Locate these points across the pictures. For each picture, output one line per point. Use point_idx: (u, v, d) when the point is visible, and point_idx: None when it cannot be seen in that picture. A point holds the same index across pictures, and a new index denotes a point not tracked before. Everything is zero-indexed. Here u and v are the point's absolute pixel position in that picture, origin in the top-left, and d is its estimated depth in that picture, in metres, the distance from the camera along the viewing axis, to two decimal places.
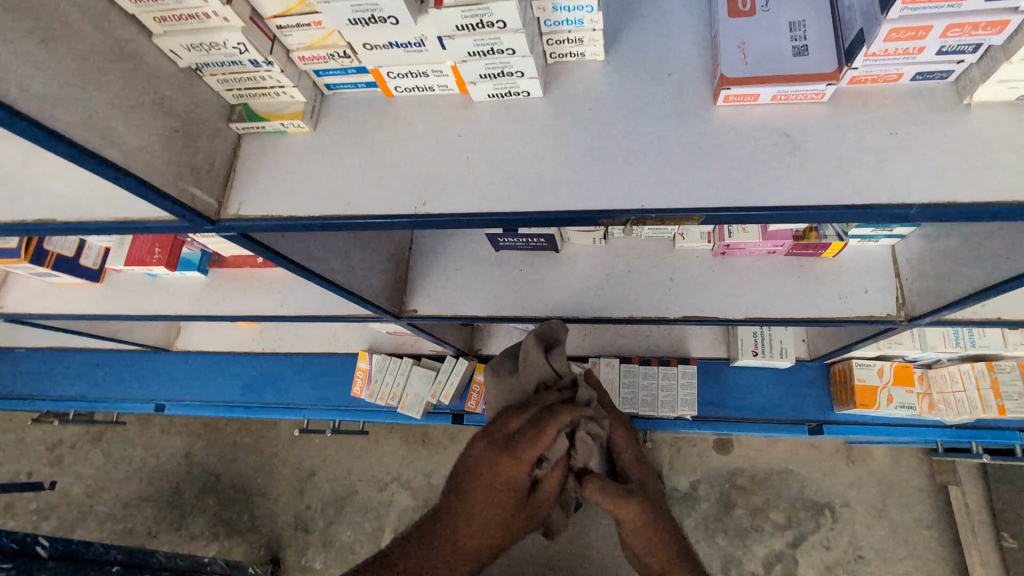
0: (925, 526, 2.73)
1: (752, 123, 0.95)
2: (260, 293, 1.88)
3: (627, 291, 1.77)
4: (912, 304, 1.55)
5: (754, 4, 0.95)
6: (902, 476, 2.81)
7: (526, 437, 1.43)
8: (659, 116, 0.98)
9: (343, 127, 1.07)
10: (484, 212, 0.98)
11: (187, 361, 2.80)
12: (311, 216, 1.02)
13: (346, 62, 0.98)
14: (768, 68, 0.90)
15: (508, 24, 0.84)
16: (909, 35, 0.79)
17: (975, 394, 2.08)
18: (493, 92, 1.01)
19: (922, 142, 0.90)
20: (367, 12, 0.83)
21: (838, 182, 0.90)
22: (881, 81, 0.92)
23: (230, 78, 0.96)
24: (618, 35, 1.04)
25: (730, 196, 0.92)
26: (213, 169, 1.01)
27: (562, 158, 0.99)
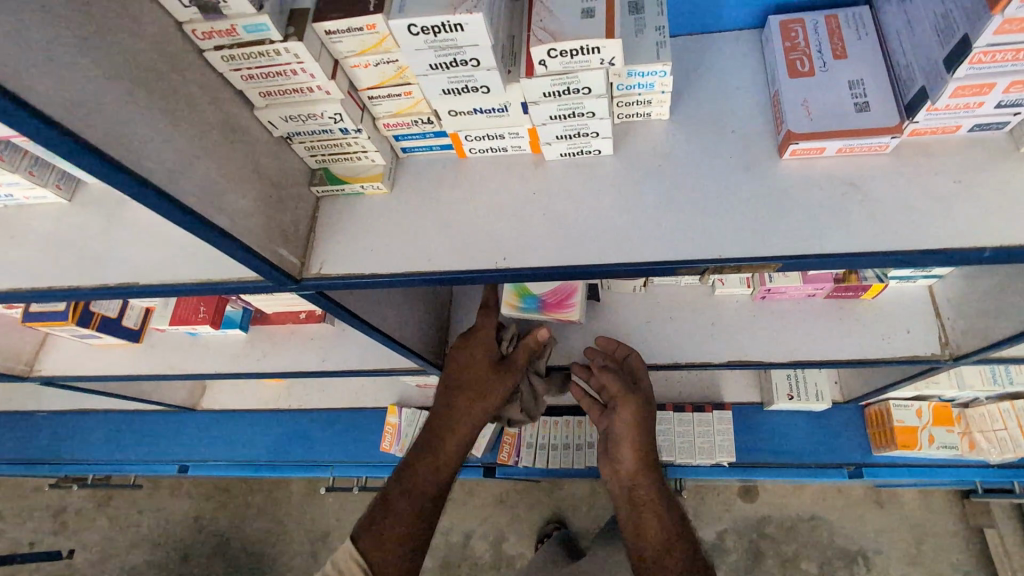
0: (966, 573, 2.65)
1: (818, 174, 0.99)
2: (301, 350, 1.90)
3: (669, 337, 1.79)
4: (956, 343, 1.56)
5: (812, 65, 1.01)
6: (939, 521, 2.74)
7: (488, 329, 1.58)
8: (727, 169, 1.02)
9: (417, 187, 1.11)
10: (563, 264, 1.00)
11: (211, 420, 2.77)
12: (392, 273, 1.04)
13: (427, 127, 1.03)
14: (833, 124, 0.95)
15: (593, 90, 0.89)
16: (973, 91, 0.85)
17: (1016, 432, 2.07)
18: (565, 151, 1.06)
19: (982, 189, 0.94)
20: (461, 82, 0.88)
21: (909, 228, 0.93)
22: (940, 133, 0.97)
23: (317, 145, 1.01)
24: (680, 95, 1.10)
25: (804, 244, 0.95)
26: (297, 230, 1.05)
27: (636, 211, 1.02)
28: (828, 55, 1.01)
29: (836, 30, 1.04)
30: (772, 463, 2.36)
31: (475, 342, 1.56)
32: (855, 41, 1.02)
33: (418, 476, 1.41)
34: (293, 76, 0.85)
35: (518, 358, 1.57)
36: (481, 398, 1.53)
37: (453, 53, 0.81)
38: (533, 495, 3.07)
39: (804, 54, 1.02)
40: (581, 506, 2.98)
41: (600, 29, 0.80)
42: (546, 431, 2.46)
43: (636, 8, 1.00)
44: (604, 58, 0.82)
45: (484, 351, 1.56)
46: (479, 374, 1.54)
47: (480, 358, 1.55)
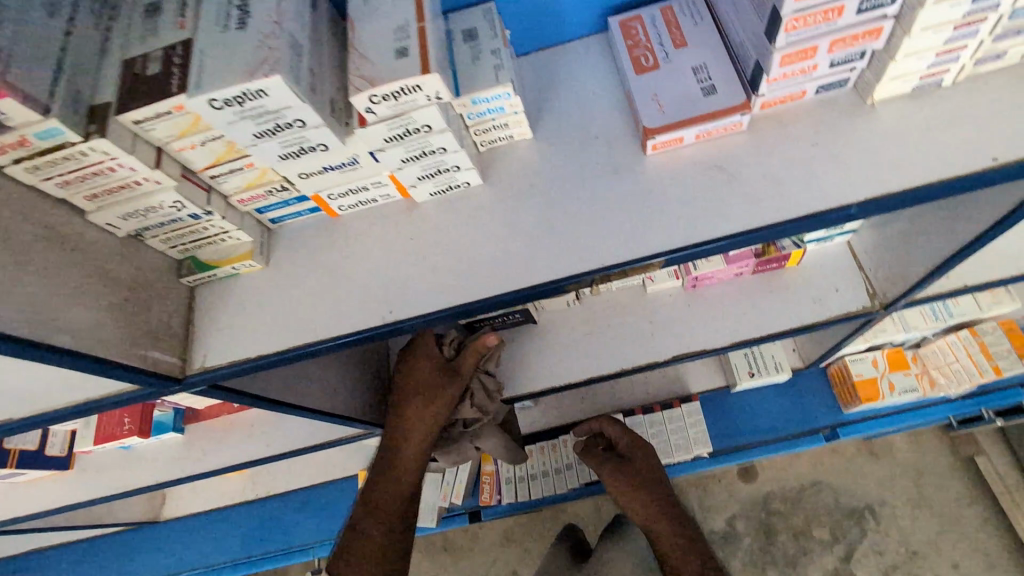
0: (968, 505, 2.57)
1: (684, 163, 0.99)
2: (242, 438, 1.80)
3: (612, 344, 1.75)
4: (883, 291, 1.57)
5: (656, 58, 1.01)
6: (935, 462, 2.67)
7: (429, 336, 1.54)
8: (597, 176, 1.01)
9: (294, 256, 1.07)
10: (453, 305, 0.97)
11: (174, 530, 2.59)
12: (283, 351, 1.00)
13: (286, 195, 0.99)
14: (685, 112, 0.95)
15: (433, 126, 0.86)
16: (800, 57, 0.86)
17: (969, 361, 2.10)
18: (434, 190, 1.03)
19: (838, 147, 0.95)
20: (295, 145, 0.84)
21: (780, 199, 0.93)
22: (789, 100, 0.98)
23: (172, 235, 0.96)
24: (540, 110, 1.08)
25: (683, 236, 0.93)
26: (170, 328, 0.98)
27: (516, 236, 1.00)
28: (669, 46, 1.02)
29: (673, 20, 1.04)
30: (749, 444, 2.32)
31: (419, 354, 1.49)
32: (692, 28, 1.02)
33: (383, 492, 1.47)
34: (113, 173, 0.80)
35: (464, 359, 1.47)
36: (434, 403, 1.46)
37: (272, 118, 0.77)
38: (536, 523, 2.95)
39: (647, 49, 1.02)
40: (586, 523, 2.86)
41: (416, 66, 0.78)
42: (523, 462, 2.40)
43: (470, 36, 0.98)
44: (429, 93, 0.80)
45: (427, 360, 1.50)
46: (426, 381, 1.48)
47: (424, 366, 1.49)
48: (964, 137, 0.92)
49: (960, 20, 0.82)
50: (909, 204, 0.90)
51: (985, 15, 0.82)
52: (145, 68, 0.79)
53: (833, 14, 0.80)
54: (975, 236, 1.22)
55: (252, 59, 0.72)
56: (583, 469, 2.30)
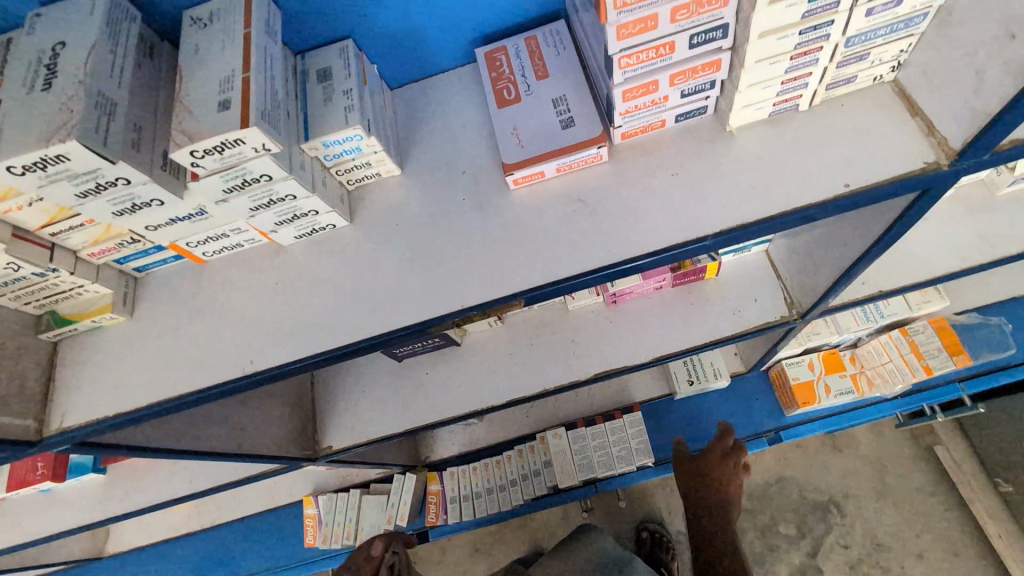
0: (929, 494, 2.56)
1: (547, 197, 0.98)
2: (165, 477, 1.79)
3: (535, 364, 1.76)
4: (799, 300, 1.55)
5: (518, 91, 1.00)
6: (896, 452, 2.66)
7: None
8: (463, 213, 0.99)
9: (163, 305, 1.04)
10: (315, 352, 0.95)
11: (123, 564, 2.61)
12: (147, 406, 0.97)
13: (140, 245, 0.96)
14: (543, 146, 0.94)
15: (273, 175, 0.84)
16: (643, 91, 0.84)
17: (901, 361, 2.08)
18: (299, 233, 1.01)
19: (698, 175, 0.94)
20: (127, 202, 0.81)
21: (637, 232, 0.92)
22: (650, 130, 0.98)
23: (21, 293, 0.92)
24: (411, 145, 1.07)
25: (542, 273, 0.92)
26: (25, 389, 0.95)
27: (381, 277, 0.98)
28: (531, 78, 1.00)
29: (536, 51, 1.03)
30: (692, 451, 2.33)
31: None
32: (555, 58, 1.01)
33: None
34: None
35: None
36: None
37: (89, 180, 0.74)
38: (503, 533, 2.89)
39: (510, 81, 1.01)
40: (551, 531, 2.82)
41: (236, 119, 0.75)
42: (467, 479, 2.38)
43: (325, 75, 0.96)
44: (255, 146, 0.77)
45: None
46: None
47: None
48: (824, 160, 0.90)
49: (795, 51, 0.80)
50: (768, 232, 0.89)
51: (820, 45, 0.80)
52: None
53: (665, 49, 0.79)
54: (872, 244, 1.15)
55: (51, 122, 0.68)
56: (528, 485, 2.29)
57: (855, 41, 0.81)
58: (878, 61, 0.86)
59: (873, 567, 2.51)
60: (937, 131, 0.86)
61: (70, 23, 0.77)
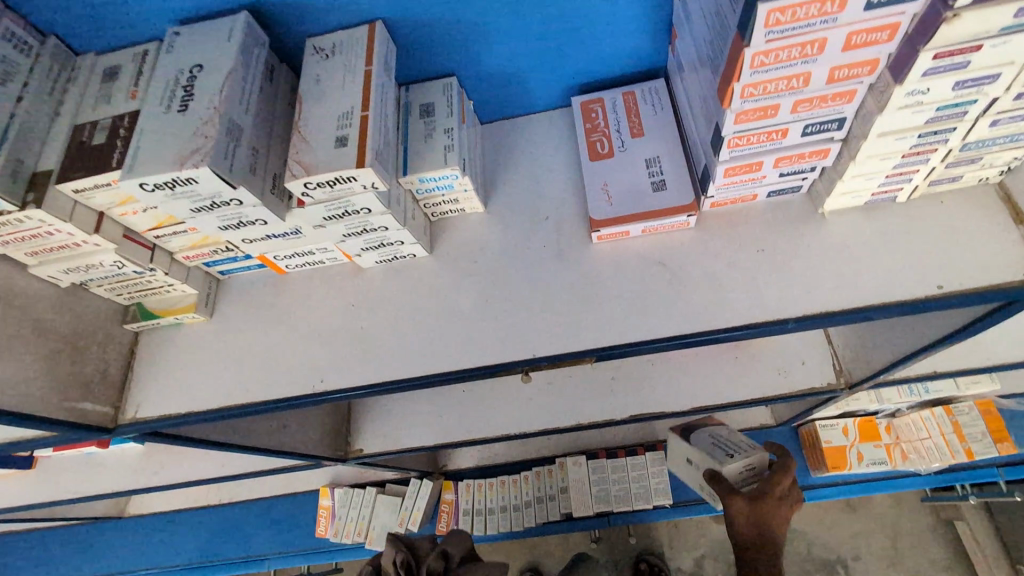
0: (945, 570, 2.50)
1: (628, 255, 0.98)
2: (199, 456, 1.85)
3: (571, 396, 1.76)
4: (849, 370, 1.48)
5: (611, 145, 1.01)
6: (920, 527, 2.59)
7: None
8: (541, 260, 1.00)
9: (239, 309, 1.08)
10: (382, 379, 0.97)
11: (138, 527, 2.69)
12: (215, 408, 1.00)
13: (231, 254, 0.99)
14: (632, 207, 0.94)
15: (373, 209, 0.86)
16: (745, 169, 0.84)
17: (941, 440, 2.05)
18: (380, 259, 1.03)
19: (784, 254, 0.93)
20: (234, 219, 0.84)
21: (715, 303, 0.92)
22: (739, 201, 0.97)
23: (117, 286, 0.97)
24: (496, 184, 1.08)
25: (616, 332, 0.92)
26: (106, 377, 1.00)
27: (454, 313, 1.00)
28: (626, 135, 1.01)
29: (633, 107, 1.04)
30: None
31: None
32: (651, 117, 1.02)
33: None
34: (52, 236, 0.81)
35: None
36: None
37: (208, 199, 0.78)
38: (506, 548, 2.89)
39: (604, 135, 1.02)
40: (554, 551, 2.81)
41: (352, 158, 0.77)
42: (483, 493, 2.37)
43: (427, 111, 0.98)
44: (364, 183, 0.80)
45: None
46: None
47: None
48: (918, 257, 0.89)
49: (908, 151, 0.79)
50: (850, 323, 0.88)
51: (934, 147, 0.78)
52: (92, 137, 0.80)
53: (777, 135, 0.79)
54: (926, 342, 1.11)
55: (186, 146, 0.72)
56: (542, 509, 2.30)
57: (970, 147, 0.79)
58: (988, 164, 0.85)
59: None
60: None
61: (207, 48, 0.81)
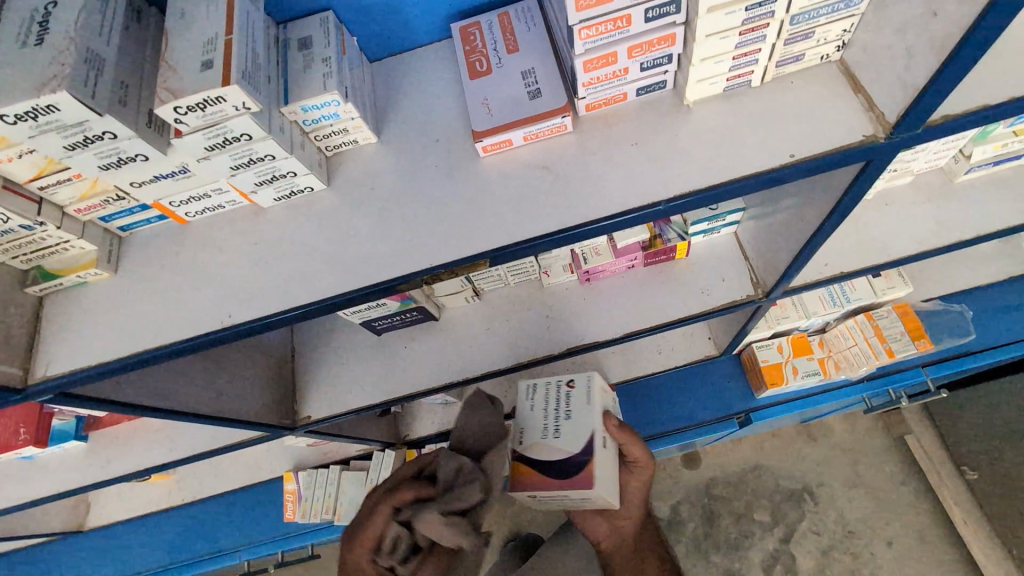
0: (901, 483, 2.64)
1: (516, 165, 1.03)
2: (147, 445, 1.84)
3: (510, 339, 1.82)
4: (764, 280, 1.62)
5: (489, 63, 1.05)
6: (868, 443, 2.74)
7: None
8: (435, 179, 1.05)
9: (145, 263, 1.09)
10: (293, 306, 1.00)
11: (105, 538, 2.68)
12: (128, 357, 1.01)
13: (124, 203, 1.00)
14: (510, 116, 0.99)
15: (253, 134, 0.88)
16: (603, 62, 0.90)
17: (866, 344, 2.14)
18: (278, 195, 1.06)
19: (658, 147, 1.00)
20: (112, 155, 0.85)
21: (597, 199, 0.98)
22: (613, 103, 1.03)
23: (9, 246, 0.97)
24: (388, 115, 1.12)
25: (508, 234, 0.98)
26: (12, 339, 1.00)
27: (357, 240, 1.03)
28: (502, 52, 1.06)
29: (508, 26, 1.08)
30: (668, 431, 2.44)
31: None
32: (525, 33, 1.07)
33: None
34: None
35: None
36: None
37: (77, 131, 0.79)
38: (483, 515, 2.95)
39: (482, 55, 1.06)
40: (533, 516, 2.88)
41: (217, 78, 0.79)
42: None
43: (305, 44, 1.01)
44: (235, 104, 0.82)
45: None
46: None
47: None
48: (774, 134, 0.96)
49: (743, 27, 0.86)
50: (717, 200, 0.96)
51: (765, 21, 0.86)
52: None
53: (622, 22, 0.84)
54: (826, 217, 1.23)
55: (43, 74, 0.73)
56: None
57: (798, 20, 0.87)
58: (823, 39, 0.93)
59: (844, 554, 2.59)
60: (876, 107, 0.92)
61: None
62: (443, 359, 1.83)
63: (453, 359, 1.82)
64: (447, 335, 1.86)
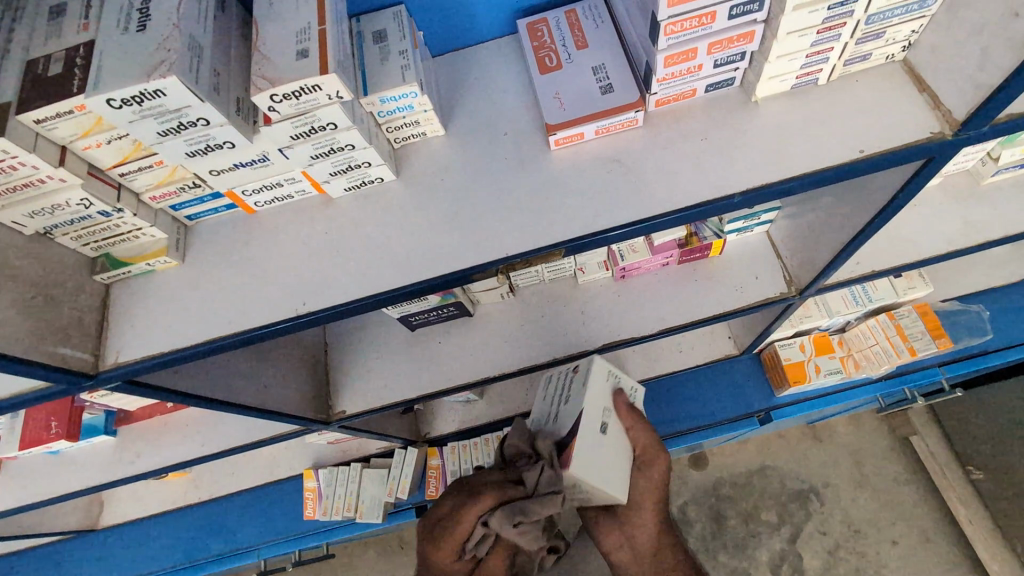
0: (905, 484, 2.67)
1: (585, 158, 1.05)
2: (178, 439, 1.83)
3: (545, 335, 1.84)
4: (798, 277, 1.64)
5: (559, 59, 1.08)
6: (878, 443, 2.77)
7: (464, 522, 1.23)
8: (505, 170, 1.06)
9: (211, 252, 1.09)
10: (364, 295, 1.01)
11: (118, 535, 2.66)
12: (193, 345, 1.01)
13: (198, 192, 1.01)
14: (583, 109, 1.01)
15: (339, 124, 0.89)
16: (682, 58, 0.92)
17: (888, 343, 2.18)
18: (348, 185, 1.07)
19: (726, 142, 1.02)
20: (201, 143, 0.86)
21: (663, 191, 1.00)
22: (681, 99, 1.06)
23: (83, 233, 0.97)
24: (455, 108, 1.14)
25: (578, 225, 0.99)
26: (82, 325, 1.00)
27: (426, 229, 1.04)
28: (571, 48, 1.09)
29: (576, 23, 1.12)
30: (687, 430, 2.46)
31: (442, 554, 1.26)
32: (593, 30, 1.10)
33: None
34: (16, 172, 0.81)
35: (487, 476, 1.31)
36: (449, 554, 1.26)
37: (175, 117, 0.79)
38: None
39: (551, 50, 1.09)
40: None
41: (315, 67, 0.80)
42: (466, 454, 2.40)
43: (380, 37, 1.02)
44: (330, 93, 0.83)
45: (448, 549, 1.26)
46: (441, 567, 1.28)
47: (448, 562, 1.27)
48: (840, 130, 0.99)
49: (822, 25, 0.88)
50: (778, 195, 0.97)
51: (843, 21, 0.88)
52: (47, 69, 0.79)
53: (707, 19, 0.87)
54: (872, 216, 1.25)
55: (150, 60, 0.74)
56: None
57: (873, 20, 0.90)
58: (892, 39, 0.95)
59: (850, 554, 2.62)
60: (942, 105, 0.95)
61: None
62: (477, 355, 1.84)
63: (488, 354, 1.83)
64: (482, 330, 1.87)
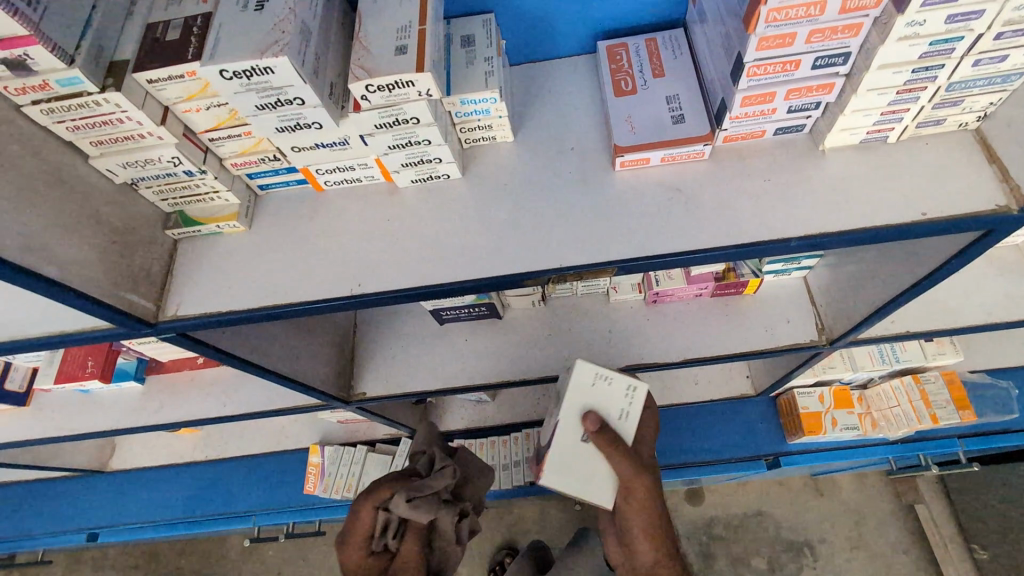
0: (903, 552, 2.62)
1: (647, 183, 1.08)
2: (202, 395, 1.88)
3: (569, 347, 1.87)
4: (830, 327, 1.63)
5: (635, 84, 1.11)
6: (883, 505, 2.73)
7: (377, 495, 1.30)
8: (567, 184, 1.09)
9: (276, 222, 1.14)
10: (414, 284, 1.04)
11: (124, 481, 2.73)
12: (243, 309, 1.05)
13: (276, 164, 1.06)
14: (653, 135, 1.04)
15: (421, 120, 0.93)
16: (759, 100, 0.95)
17: (909, 406, 2.15)
18: (415, 177, 1.11)
19: (786, 186, 1.04)
20: (292, 120, 0.90)
21: (717, 226, 1.01)
22: (749, 138, 1.08)
23: (165, 189, 1.02)
24: (525, 116, 1.18)
25: (630, 246, 1.01)
26: (149, 275, 1.05)
27: (483, 230, 1.08)
28: (648, 75, 1.12)
29: (655, 52, 1.15)
30: (689, 463, 2.44)
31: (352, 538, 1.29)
32: (671, 61, 1.14)
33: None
34: (121, 125, 0.86)
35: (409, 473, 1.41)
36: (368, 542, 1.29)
37: (275, 93, 0.83)
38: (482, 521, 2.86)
39: (628, 75, 1.13)
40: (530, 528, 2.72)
41: (412, 64, 0.84)
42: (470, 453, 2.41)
43: (468, 41, 1.06)
44: (420, 90, 0.87)
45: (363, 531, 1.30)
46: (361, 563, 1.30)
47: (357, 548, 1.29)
48: (900, 190, 1.00)
49: (902, 87, 0.90)
50: (828, 246, 0.98)
51: (924, 85, 0.90)
52: (166, 34, 0.85)
53: (791, 66, 0.89)
54: (919, 277, 1.25)
55: (265, 40, 0.78)
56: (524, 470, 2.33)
57: (954, 88, 0.91)
58: (968, 108, 0.97)
59: None
60: (1012, 179, 0.95)
61: None
62: (501, 356, 1.87)
63: (512, 357, 1.86)
64: (508, 333, 1.90)
